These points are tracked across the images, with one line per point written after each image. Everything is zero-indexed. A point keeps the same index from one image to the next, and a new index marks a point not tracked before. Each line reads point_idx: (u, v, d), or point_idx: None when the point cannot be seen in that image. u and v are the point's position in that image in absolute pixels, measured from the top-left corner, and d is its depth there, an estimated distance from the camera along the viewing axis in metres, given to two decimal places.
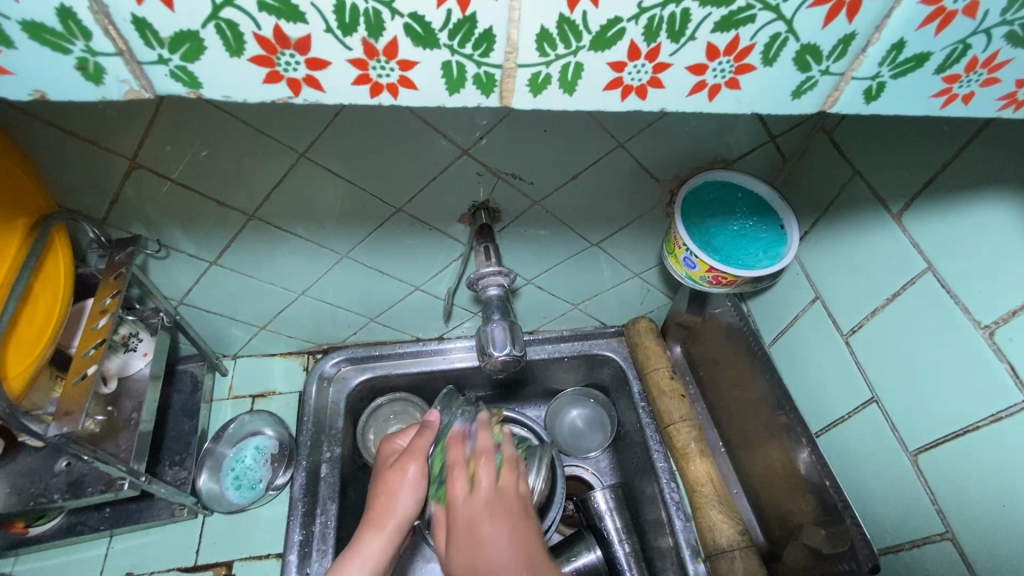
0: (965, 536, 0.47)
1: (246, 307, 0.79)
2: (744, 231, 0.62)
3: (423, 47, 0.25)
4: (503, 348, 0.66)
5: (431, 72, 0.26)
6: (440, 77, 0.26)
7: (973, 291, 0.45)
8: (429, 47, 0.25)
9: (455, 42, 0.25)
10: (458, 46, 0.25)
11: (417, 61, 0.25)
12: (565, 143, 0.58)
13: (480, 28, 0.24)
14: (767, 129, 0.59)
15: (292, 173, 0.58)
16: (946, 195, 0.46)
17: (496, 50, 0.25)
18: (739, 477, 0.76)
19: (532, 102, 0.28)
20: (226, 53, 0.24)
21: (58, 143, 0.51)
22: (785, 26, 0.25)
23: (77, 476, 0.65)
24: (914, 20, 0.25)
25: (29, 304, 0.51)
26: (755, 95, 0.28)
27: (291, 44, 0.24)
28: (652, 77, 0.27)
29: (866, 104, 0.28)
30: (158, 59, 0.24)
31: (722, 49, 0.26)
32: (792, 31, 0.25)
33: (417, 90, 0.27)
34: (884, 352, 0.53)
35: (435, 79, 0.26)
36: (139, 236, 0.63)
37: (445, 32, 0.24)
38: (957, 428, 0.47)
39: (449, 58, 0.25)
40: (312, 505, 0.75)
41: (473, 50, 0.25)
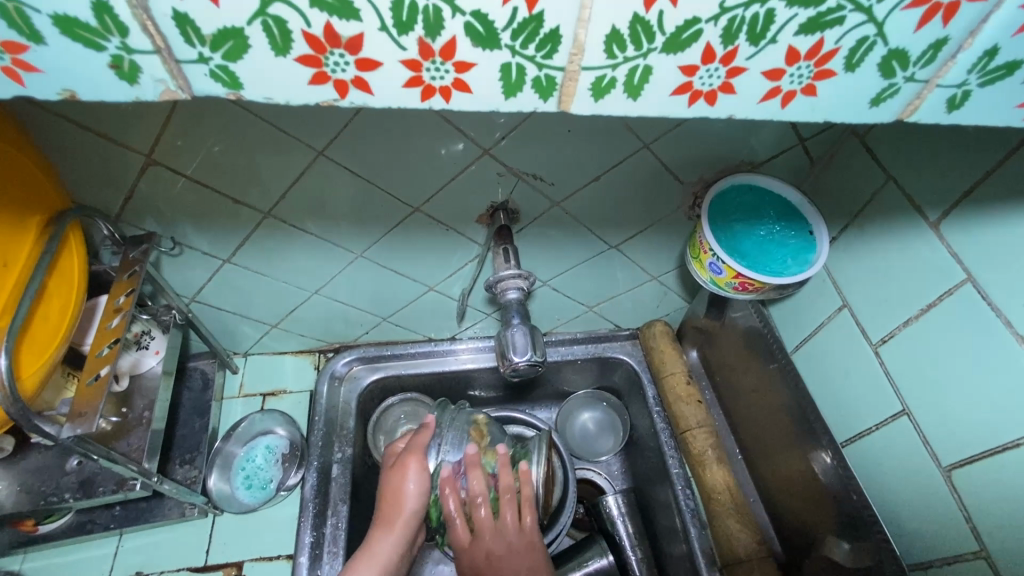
0: (1001, 557, 0.46)
1: (259, 305, 0.78)
2: (771, 237, 0.61)
3: (483, 48, 0.24)
4: (524, 353, 0.65)
5: (488, 75, 0.25)
6: (498, 81, 0.25)
7: (1016, 305, 0.43)
8: (490, 48, 0.24)
9: (518, 43, 0.23)
10: (520, 47, 0.24)
11: (475, 62, 0.24)
12: (589, 144, 0.57)
13: (546, 28, 0.23)
14: (797, 132, 0.57)
15: (309, 170, 0.57)
16: (990, 204, 0.45)
17: (561, 51, 0.24)
18: (757, 486, 0.75)
19: (593, 107, 0.26)
20: (272, 52, 0.23)
21: (76, 139, 0.50)
22: (876, 29, 0.23)
23: (88, 475, 0.65)
24: (1012, 26, 0.23)
25: (43, 303, 0.50)
26: (830, 102, 0.27)
27: (341, 44, 0.23)
28: (724, 82, 0.25)
29: (948, 113, 0.27)
30: (197, 58, 0.23)
31: (804, 54, 0.24)
32: (883, 34, 0.24)
33: (472, 94, 0.25)
34: (916, 364, 0.52)
35: (493, 83, 0.25)
36: (154, 233, 0.62)
37: (507, 33, 0.23)
38: (997, 445, 0.45)
39: (509, 60, 0.24)
40: (323, 506, 0.74)
41: (536, 51, 0.24)
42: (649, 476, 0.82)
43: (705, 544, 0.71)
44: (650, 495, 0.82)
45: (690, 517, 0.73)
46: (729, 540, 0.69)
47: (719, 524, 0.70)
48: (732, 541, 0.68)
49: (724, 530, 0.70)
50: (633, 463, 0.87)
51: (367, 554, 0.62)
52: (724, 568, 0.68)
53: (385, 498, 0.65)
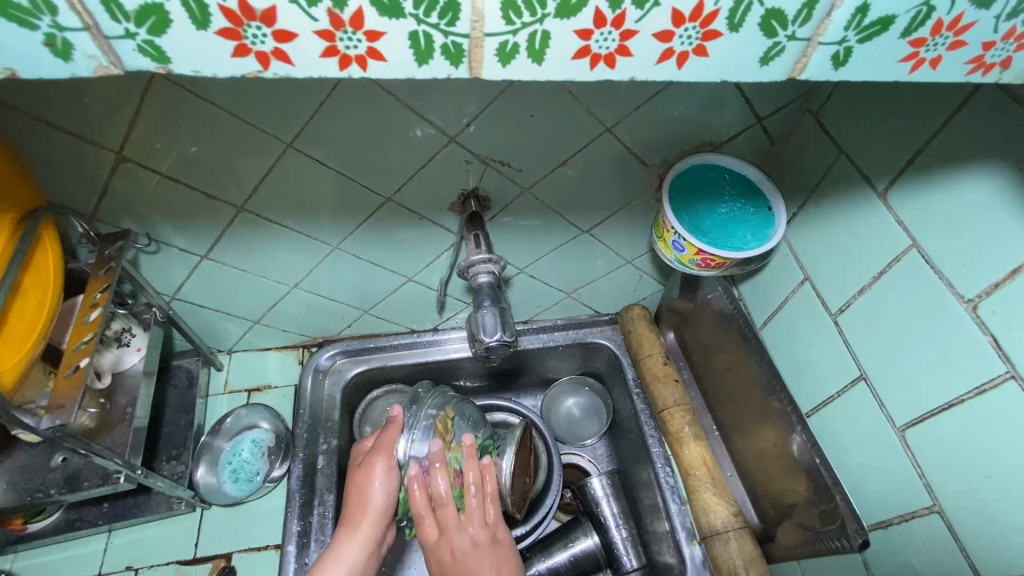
0: (952, 509, 0.47)
1: (240, 301, 0.79)
2: (732, 214, 0.63)
3: (389, 17, 0.25)
4: (493, 334, 0.66)
5: (399, 43, 0.26)
6: (408, 48, 0.26)
7: (956, 266, 0.45)
8: (395, 17, 0.25)
9: (420, 11, 0.25)
10: (423, 16, 0.25)
11: (384, 31, 0.25)
12: (551, 128, 0.58)
13: None
14: (754, 112, 0.59)
15: (279, 164, 0.58)
16: (930, 171, 0.46)
17: (462, 19, 0.25)
18: (733, 460, 0.77)
19: (503, 73, 0.28)
20: (192, 26, 0.24)
21: (39, 137, 0.50)
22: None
23: (73, 471, 0.65)
24: None
25: (19, 298, 0.51)
26: (722, 63, 0.28)
27: (257, 16, 0.24)
28: (620, 45, 0.27)
29: (835, 70, 0.29)
30: (124, 33, 0.24)
31: (688, 16, 0.26)
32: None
33: (386, 62, 0.27)
34: (872, 330, 0.53)
35: (404, 51, 0.26)
36: (129, 230, 0.63)
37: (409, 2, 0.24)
38: (944, 401, 0.47)
39: (415, 28, 0.25)
40: (310, 496, 0.75)
41: (439, 19, 0.25)
42: (632, 456, 0.84)
43: (684, 519, 0.73)
44: (634, 476, 0.84)
45: (670, 493, 0.75)
46: (705, 512, 0.70)
47: (696, 498, 0.72)
48: (709, 513, 0.69)
49: (702, 503, 0.71)
50: (616, 444, 0.89)
51: (334, 559, 0.62)
52: (702, 541, 0.70)
53: (353, 490, 0.64)
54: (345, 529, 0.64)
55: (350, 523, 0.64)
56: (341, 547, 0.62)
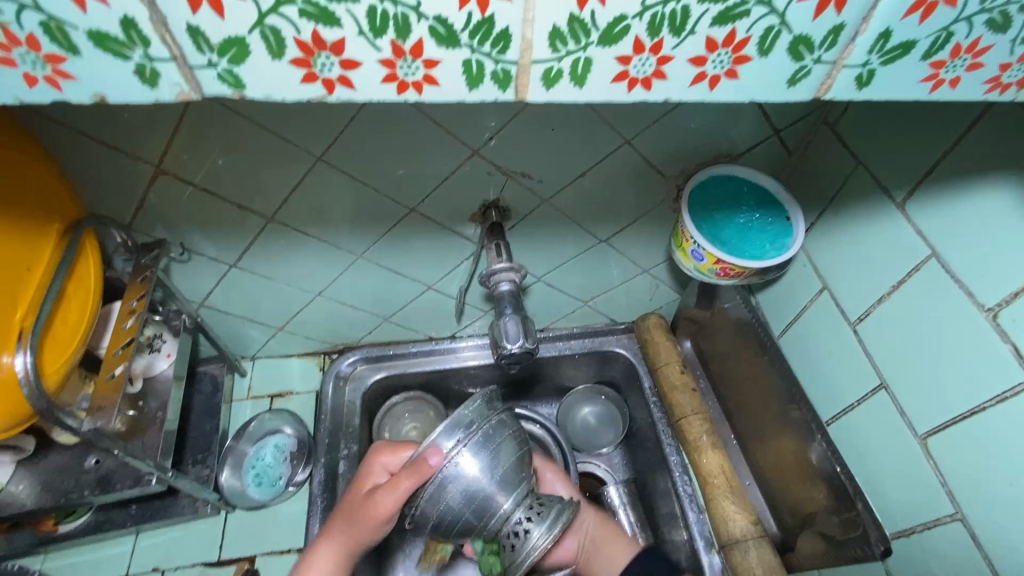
0: (975, 516, 0.48)
1: (265, 308, 0.81)
2: (751, 224, 0.64)
3: (446, 47, 0.26)
4: (516, 340, 0.68)
5: (453, 71, 0.28)
6: (461, 75, 0.28)
7: (976, 276, 0.46)
8: (451, 47, 0.27)
9: (475, 42, 0.26)
10: (477, 45, 0.27)
11: (440, 60, 0.27)
12: (572, 141, 0.59)
13: (497, 28, 0.26)
14: (771, 124, 0.60)
15: (310, 176, 0.60)
16: (948, 182, 0.47)
17: (512, 48, 0.27)
18: (752, 469, 0.77)
19: (546, 95, 0.29)
20: (269, 56, 0.26)
21: (89, 152, 0.53)
22: (779, 19, 0.26)
23: (106, 473, 0.68)
24: (898, 11, 0.26)
25: (62, 306, 0.53)
26: (753, 85, 0.29)
27: (326, 47, 0.26)
28: (656, 69, 0.28)
29: (859, 90, 0.30)
30: (207, 63, 0.26)
31: (721, 42, 0.27)
32: (786, 24, 0.27)
33: (440, 87, 0.28)
34: (891, 338, 0.54)
35: (456, 76, 0.28)
36: (164, 240, 0.65)
37: (466, 33, 0.26)
38: (964, 410, 0.47)
39: (469, 57, 0.27)
40: (331, 501, 0.76)
41: (491, 48, 0.27)
42: (648, 466, 0.85)
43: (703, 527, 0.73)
44: (651, 484, 0.84)
45: (688, 502, 0.75)
46: (725, 522, 0.70)
47: (715, 507, 0.71)
48: (728, 522, 0.69)
49: (721, 512, 0.71)
50: (632, 455, 0.89)
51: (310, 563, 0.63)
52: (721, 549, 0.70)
53: (351, 511, 0.62)
54: (343, 530, 0.62)
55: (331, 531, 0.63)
56: (316, 552, 0.63)
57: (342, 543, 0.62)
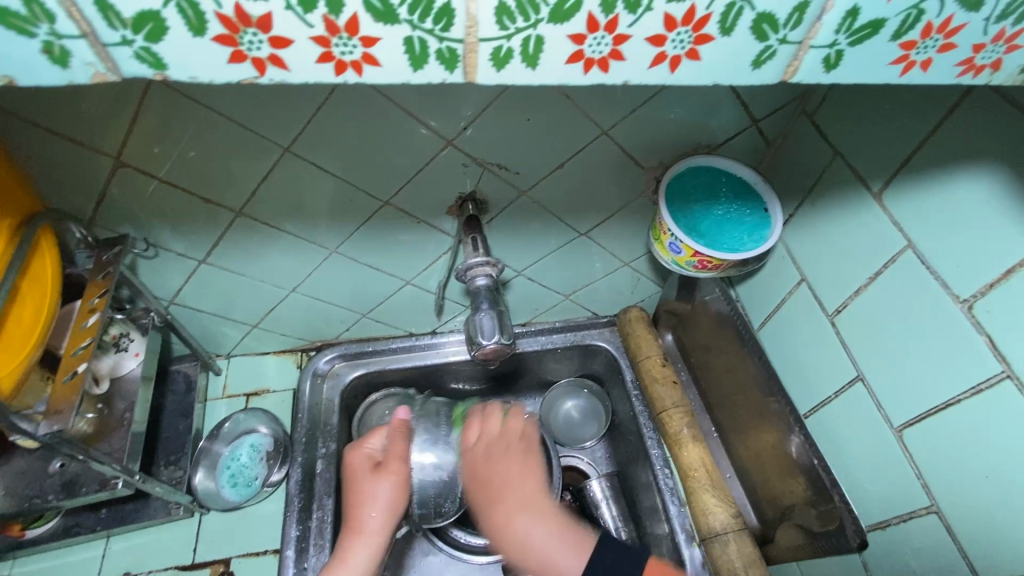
0: (949, 507, 0.48)
1: (238, 305, 0.79)
2: (729, 216, 0.63)
3: (383, 23, 0.25)
4: (492, 336, 0.67)
5: (393, 48, 0.26)
6: (403, 54, 0.26)
7: (951, 266, 0.45)
8: (390, 23, 0.25)
9: (415, 17, 0.25)
10: (418, 21, 0.25)
11: (379, 37, 0.26)
12: (547, 131, 0.58)
13: (438, 2, 0.24)
14: (749, 114, 0.59)
15: (276, 168, 0.58)
16: (923, 171, 0.47)
17: (457, 25, 0.26)
18: (733, 461, 0.77)
19: (497, 78, 0.28)
20: (189, 32, 0.24)
21: (36, 142, 0.51)
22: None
23: (71, 477, 0.65)
24: None
25: (16, 304, 0.51)
26: (716, 67, 0.28)
27: (252, 23, 0.24)
28: (613, 49, 0.27)
29: (827, 73, 0.29)
30: (122, 41, 0.24)
31: (679, 20, 0.26)
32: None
33: (381, 67, 0.27)
34: (868, 330, 0.54)
35: (398, 55, 0.26)
36: (127, 235, 0.63)
37: (404, 8, 0.24)
38: (939, 402, 0.47)
39: (410, 34, 0.25)
40: (308, 501, 0.75)
41: (434, 25, 0.25)
42: (630, 459, 0.84)
43: (684, 521, 0.73)
44: (633, 477, 0.83)
45: (669, 495, 0.75)
46: (705, 514, 0.70)
47: (696, 500, 0.71)
48: (708, 515, 0.69)
49: (701, 505, 0.71)
50: (615, 448, 0.89)
51: (341, 563, 0.62)
52: (702, 542, 0.69)
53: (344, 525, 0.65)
54: (354, 535, 0.64)
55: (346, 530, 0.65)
56: (351, 551, 0.63)
57: (372, 538, 0.64)
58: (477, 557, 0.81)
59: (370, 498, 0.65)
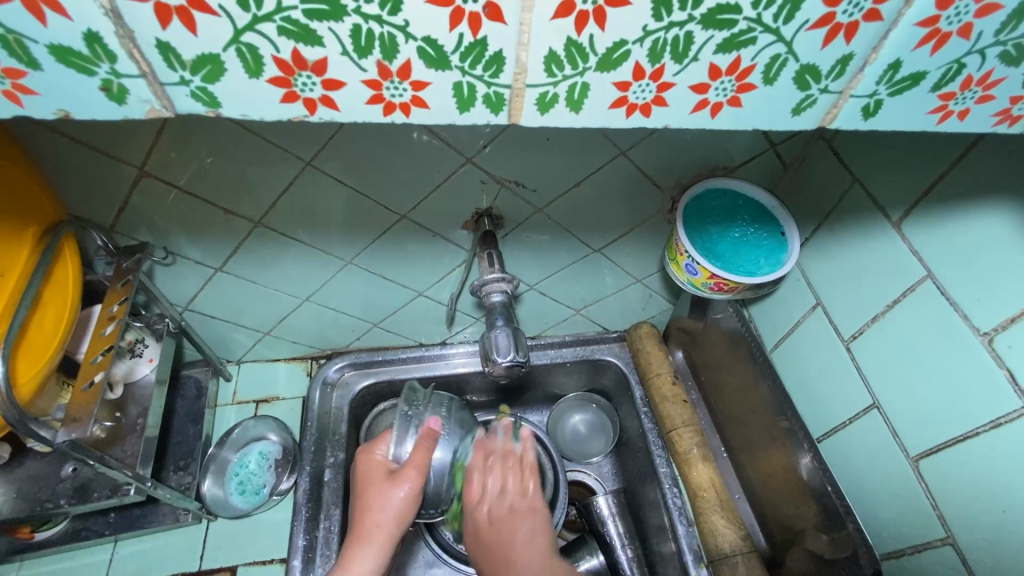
0: (966, 540, 0.47)
1: (251, 312, 0.79)
2: (746, 238, 0.63)
3: (435, 69, 0.25)
4: (507, 354, 0.67)
5: (442, 92, 0.27)
6: (450, 97, 0.27)
7: (972, 299, 0.45)
8: (441, 69, 0.26)
9: (466, 64, 0.25)
10: (469, 68, 0.26)
11: (429, 82, 0.26)
12: (566, 150, 0.59)
13: (491, 51, 0.25)
14: (768, 138, 0.59)
15: (298, 180, 0.59)
16: (946, 202, 0.47)
17: (506, 71, 0.26)
18: (743, 483, 0.76)
19: (541, 120, 0.28)
20: (245, 74, 0.25)
21: (67, 152, 0.52)
22: (785, 47, 0.26)
23: (83, 481, 0.66)
24: (910, 41, 0.25)
25: (39, 311, 0.52)
26: (757, 112, 0.29)
27: (307, 66, 0.25)
28: (657, 96, 0.27)
29: (865, 121, 0.29)
30: (179, 80, 0.25)
31: (724, 70, 0.26)
32: (792, 53, 0.26)
33: (430, 109, 0.27)
34: (884, 358, 0.54)
35: (446, 99, 0.27)
36: (147, 243, 0.63)
37: (456, 55, 0.25)
38: (957, 433, 0.47)
39: (460, 79, 0.26)
40: (315, 510, 0.75)
41: (483, 71, 0.26)
42: (638, 476, 0.84)
43: (692, 541, 0.72)
44: (640, 495, 0.83)
45: (677, 515, 0.74)
46: (714, 536, 0.70)
47: (705, 521, 0.71)
48: (717, 537, 0.69)
49: (710, 526, 0.70)
50: (622, 464, 0.88)
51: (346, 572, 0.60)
52: (710, 564, 0.69)
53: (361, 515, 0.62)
54: (358, 541, 0.62)
55: (363, 534, 0.62)
56: (358, 559, 0.60)
57: (375, 544, 0.61)
58: None
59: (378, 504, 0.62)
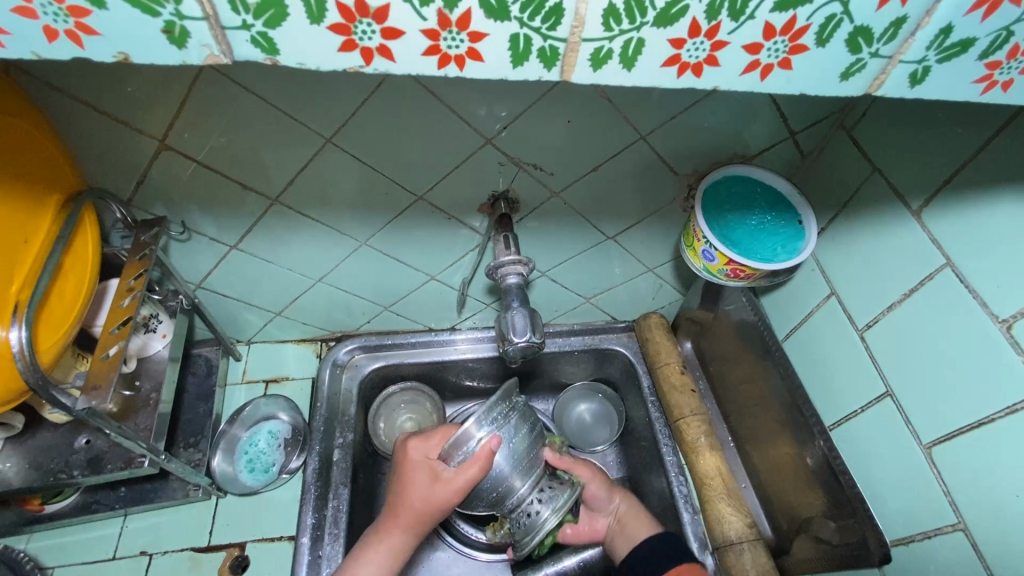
0: (977, 526, 0.48)
1: (264, 291, 0.79)
2: (762, 226, 0.63)
3: (494, 19, 0.26)
4: (523, 334, 0.67)
5: (499, 44, 0.27)
6: (507, 50, 0.27)
7: (990, 286, 0.45)
8: (501, 20, 0.26)
9: (526, 15, 0.25)
10: (528, 19, 0.26)
11: (488, 33, 0.26)
12: (588, 133, 0.58)
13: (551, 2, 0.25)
14: (788, 126, 0.60)
15: (318, 158, 0.59)
16: (970, 191, 0.47)
17: (564, 24, 0.26)
18: (749, 472, 0.77)
19: (592, 77, 0.28)
20: (307, 20, 0.25)
21: (89, 121, 0.52)
22: (841, 7, 0.26)
23: (96, 453, 0.66)
24: (963, 5, 0.26)
25: (60, 280, 0.52)
26: (805, 76, 0.29)
27: (370, 14, 0.25)
28: (710, 55, 0.27)
29: (911, 88, 0.29)
30: (241, 25, 0.25)
31: (779, 30, 0.27)
32: (848, 13, 0.26)
33: (484, 63, 0.28)
34: (897, 346, 0.54)
35: (502, 52, 0.27)
36: (164, 217, 0.64)
37: (518, 5, 0.25)
38: (972, 420, 0.47)
39: (518, 31, 0.26)
40: (325, 489, 0.75)
41: (542, 23, 0.26)
42: (643, 466, 0.84)
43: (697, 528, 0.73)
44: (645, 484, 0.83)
45: (683, 502, 0.74)
46: (720, 523, 0.70)
47: (710, 508, 0.71)
48: (723, 524, 0.69)
49: (716, 514, 0.71)
50: (627, 454, 0.88)
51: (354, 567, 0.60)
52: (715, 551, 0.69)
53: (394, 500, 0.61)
54: (393, 519, 0.62)
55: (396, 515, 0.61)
56: (389, 537, 0.62)
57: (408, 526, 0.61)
58: (483, 554, 0.81)
59: (415, 502, 0.60)
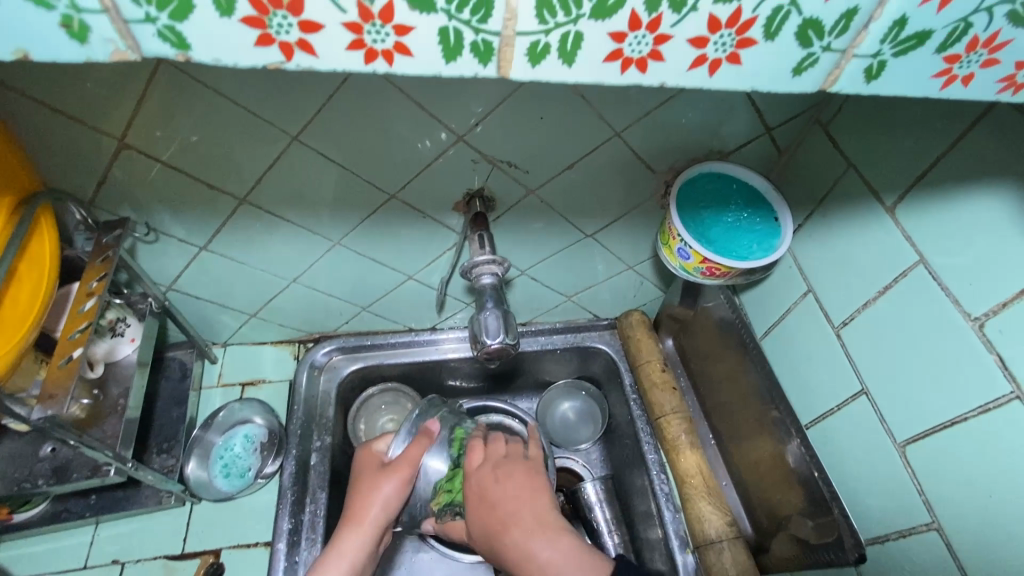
0: (951, 525, 0.47)
1: (237, 293, 0.78)
2: (739, 223, 0.62)
3: (419, 11, 0.25)
4: (496, 336, 0.66)
5: (428, 38, 0.26)
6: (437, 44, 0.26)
7: (963, 283, 0.45)
8: (426, 12, 0.25)
9: (453, 7, 0.24)
10: (455, 11, 0.25)
11: (413, 27, 0.25)
12: (561, 130, 0.57)
13: None
14: (763, 122, 0.59)
15: (284, 156, 0.57)
16: (942, 187, 0.46)
17: (495, 16, 0.25)
18: (728, 469, 0.76)
19: (531, 72, 0.27)
20: (216, 13, 0.24)
21: (38, 120, 0.50)
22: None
23: (61, 462, 0.64)
24: None
25: (13, 286, 0.50)
26: (754, 72, 0.28)
27: (284, 5, 0.24)
28: (653, 49, 0.27)
29: (867, 83, 0.28)
30: (145, 18, 0.24)
31: (723, 22, 0.26)
32: (795, 4, 0.25)
33: (413, 57, 0.27)
34: (873, 344, 0.54)
35: (432, 46, 0.26)
36: (127, 219, 0.62)
37: None
38: (946, 419, 0.47)
39: (446, 24, 0.25)
40: (302, 494, 0.74)
41: (471, 16, 0.25)
42: (625, 463, 0.84)
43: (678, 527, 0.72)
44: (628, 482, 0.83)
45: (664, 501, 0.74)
46: (700, 522, 0.70)
47: (691, 507, 0.71)
48: (703, 523, 0.69)
49: (697, 512, 0.70)
50: (610, 451, 0.88)
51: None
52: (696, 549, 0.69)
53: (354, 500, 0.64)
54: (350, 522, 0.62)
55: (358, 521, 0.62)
56: (347, 541, 0.61)
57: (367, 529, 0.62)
58: (467, 556, 0.80)
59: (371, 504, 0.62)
